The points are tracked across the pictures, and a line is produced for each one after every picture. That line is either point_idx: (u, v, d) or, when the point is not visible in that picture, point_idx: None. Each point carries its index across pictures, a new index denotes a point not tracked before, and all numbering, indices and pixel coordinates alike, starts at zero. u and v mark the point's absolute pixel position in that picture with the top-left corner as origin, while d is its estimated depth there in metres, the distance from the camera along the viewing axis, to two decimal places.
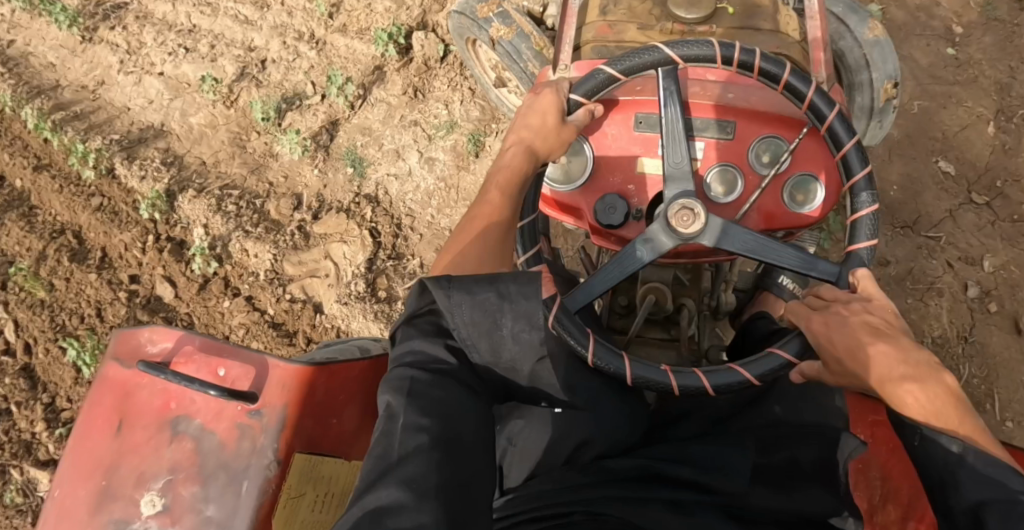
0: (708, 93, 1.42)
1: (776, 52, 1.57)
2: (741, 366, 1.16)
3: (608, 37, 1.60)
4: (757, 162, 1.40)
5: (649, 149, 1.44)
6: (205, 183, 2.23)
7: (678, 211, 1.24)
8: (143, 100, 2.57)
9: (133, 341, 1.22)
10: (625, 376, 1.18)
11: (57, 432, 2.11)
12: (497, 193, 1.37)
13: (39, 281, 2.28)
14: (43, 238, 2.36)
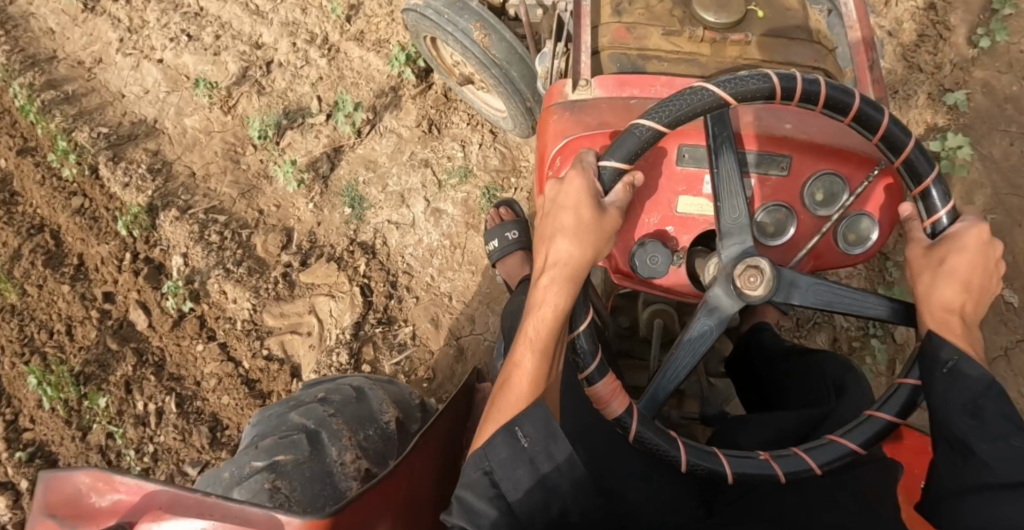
0: (761, 123, 1.24)
1: (812, 67, 1.37)
2: (842, 437, 1.09)
3: (628, 43, 1.37)
4: (811, 202, 1.24)
5: (692, 187, 1.25)
6: (190, 198, 2.06)
7: (746, 274, 1.12)
8: (138, 88, 2.37)
9: (70, 490, 1.01)
10: (726, 476, 1.10)
11: (14, 454, 1.99)
12: (530, 356, 1.09)
13: (13, 283, 2.14)
14: (21, 236, 2.21)
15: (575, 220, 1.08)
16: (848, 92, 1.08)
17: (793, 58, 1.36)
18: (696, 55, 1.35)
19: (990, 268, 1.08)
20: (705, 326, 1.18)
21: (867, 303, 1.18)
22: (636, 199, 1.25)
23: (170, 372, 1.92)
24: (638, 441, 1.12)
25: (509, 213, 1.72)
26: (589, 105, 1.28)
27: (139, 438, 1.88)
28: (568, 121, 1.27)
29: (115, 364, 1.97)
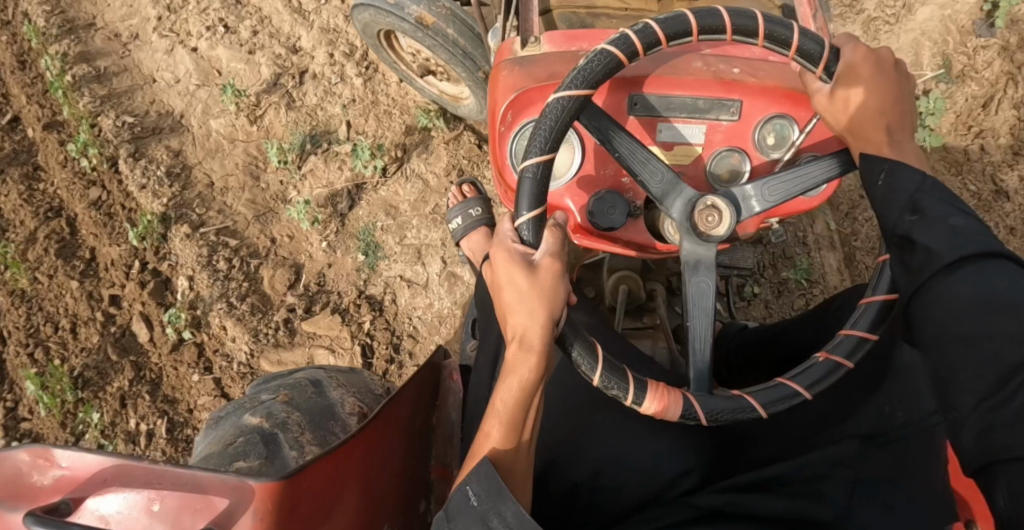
0: (711, 68, 1.22)
1: None
2: (791, 378, 1.10)
3: (578, 2, 1.49)
4: (761, 147, 1.23)
5: (644, 137, 1.23)
6: (202, 212, 1.98)
7: (704, 212, 1.12)
8: (169, 75, 2.27)
9: (5, 469, 0.95)
10: (805, 393, 1.09)
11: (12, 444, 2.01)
12: (497, 425, 1.10)
13: (28, 268, 2.12)
14: (39, 219, 2.18)
15: (526, 290, 1.05)
16: (750, 14, 1.07)
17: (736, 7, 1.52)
18: (645, 11, 1.49)
19: (895, 86, 1.10)
20: (701, 282, 1.14)
21: (825, 170, 1.15)
22: (587, 152, 1.26)
23: (165, 394, 1.90)
24: (714, 420, 1.08)
25: (472, 191, 1.59)
26: (542, 56, 1.25)
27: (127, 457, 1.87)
28: (520, 74, 1.24)
29: (112, 374, 1.95)
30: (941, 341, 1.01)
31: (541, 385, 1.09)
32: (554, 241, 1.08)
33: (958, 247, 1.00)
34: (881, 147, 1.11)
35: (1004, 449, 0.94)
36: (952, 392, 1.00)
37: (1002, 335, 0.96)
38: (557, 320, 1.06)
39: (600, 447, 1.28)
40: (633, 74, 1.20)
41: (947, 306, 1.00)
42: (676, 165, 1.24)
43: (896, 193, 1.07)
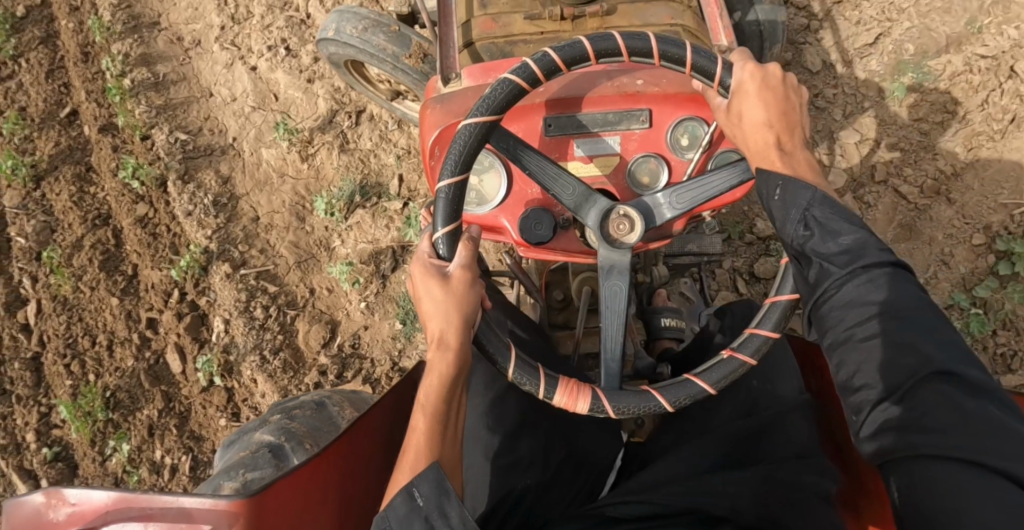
0: (615, 83, 1.33)
1: (667, 24, 1.55)
2: (698, 375, 1.20)
3: (495, 33, 1.57)
4: (675, 147, 1.33)
5: (563, 153, 1.35)
6: (244, 249, 1.95)
7: (615, 221, 1.25)
8: (226, 91, 2.25)
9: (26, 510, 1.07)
10: (708, 389, 1.19)
11: (43, 450, 2.05)
12: (423, 419, 1.16)
13: (72, 275, 2.14)
14: (86, 226, 2.19)
15: (444, 299, 1.16)
16: (643, 36, 1.17)
17: (652, 21, 1.54)
18: (559, 33, 1.54)
19: (787, 101, 1.15)
20: (614, 284, 1.27)
21: (731, 177, 1.26)
22: (512, 173, 1.38)
23: (191, 430, 1.91)
24: (620, 414, 1.20)
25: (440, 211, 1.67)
26: (460, 91, 1.37)
27: (150, 487, 1.89)
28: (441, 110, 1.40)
29: (143, 400, 1.95)
30: (843, 350, 1.00)
31: (463, 383, 1.19)
32: (467, 254, 1.20)
33: (851, 263, 1.00)
34: (775, 161, 1.14)
35: (908, 448, 0.91)
36: (852, 394, 0.99)
37: (896, 345, 0.95)
38: (472, 323, 1.18)
39: (532, 455, 1.41)
40: (547, 96, 1.32)
41: (850, 317, 0.99)
42: (596, 175, 1.36)
43: (789, 208, 1.07)
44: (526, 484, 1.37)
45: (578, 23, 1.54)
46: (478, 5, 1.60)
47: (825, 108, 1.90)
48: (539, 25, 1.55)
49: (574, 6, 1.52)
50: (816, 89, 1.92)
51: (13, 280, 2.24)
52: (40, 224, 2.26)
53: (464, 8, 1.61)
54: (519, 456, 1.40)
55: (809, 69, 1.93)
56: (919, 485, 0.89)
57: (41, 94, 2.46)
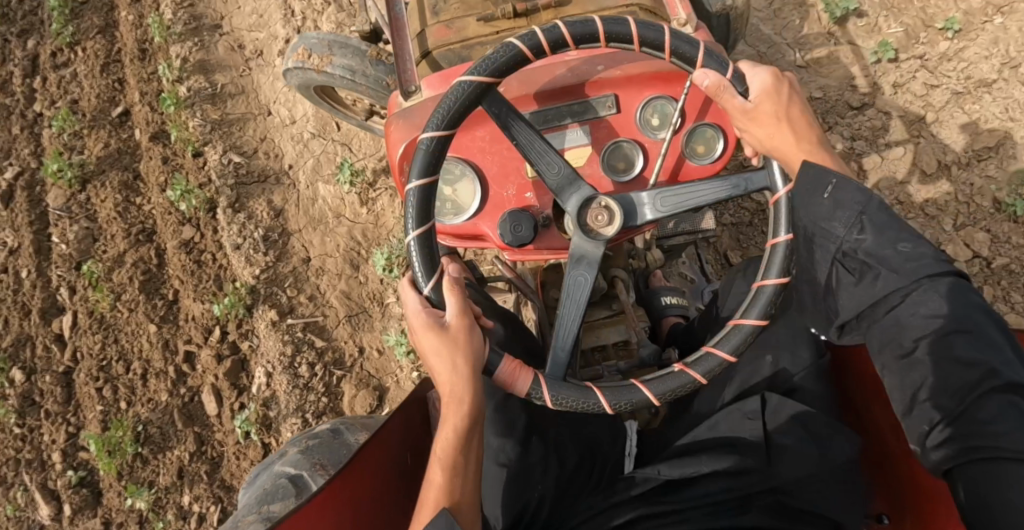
0: (575, 74, 1.29)
1: (624, 5, 1.52)
2: (689, 367, 1.11)
3: (449, 38, 1.55)
4: (647, 128, 1.29)
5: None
6: (293, 295, 1.86)
7: (593, 212, 1.16)
8: (285, 112, 2.14)
9: None
10: (699, 381, 1.11)
11: (66, 473, 1.99)
12: (439, 470, 1.07)
13: (111, 290, 2.06)
14: (129, 241, 2.09)
15: (445, 352, 1.08)
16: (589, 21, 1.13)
17: (606, 3, 1.51)
18: (514, 29, 1.53)
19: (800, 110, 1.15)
20: (578, 277, 1.16)
21: (721, 189, 1.14)
22: (484, 176, 1.33)
23: (222, 479, 1.84)
24: (557, 405, 1.11)
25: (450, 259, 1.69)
26: (421, 102, 1.37)
27: None
28: (405, 125, 1.35)
29: (174, 439, 1.88)
30: (906, 367, 1.02)
31: (478, 428, 1.11)
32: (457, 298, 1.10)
33: (912, 273, 1.00)
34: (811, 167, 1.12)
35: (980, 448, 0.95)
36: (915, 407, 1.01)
37: (955, 361, 0.98)
38: (482, 366, 1.10)
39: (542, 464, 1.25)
40: (511, 93, 1.29)
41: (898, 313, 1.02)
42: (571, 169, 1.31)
43: (839, 211, 1.04)
44: (541, 495, 1.23)
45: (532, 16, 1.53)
46: (431, 13, 1.60)
47: (935, 213, 1.75)
48: (493, 23, 1.54)
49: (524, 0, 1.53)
50: (927, 193, 1.76)
51: (51, 286, 2.20)
52: (82, 231, 2.18)
53: (418, 18, 1.61)
54: (531, 462, 1.25)
55: (922, 168, 1.77)
56: (983, 483, 0.95)
57: (94, 88, 2.41)
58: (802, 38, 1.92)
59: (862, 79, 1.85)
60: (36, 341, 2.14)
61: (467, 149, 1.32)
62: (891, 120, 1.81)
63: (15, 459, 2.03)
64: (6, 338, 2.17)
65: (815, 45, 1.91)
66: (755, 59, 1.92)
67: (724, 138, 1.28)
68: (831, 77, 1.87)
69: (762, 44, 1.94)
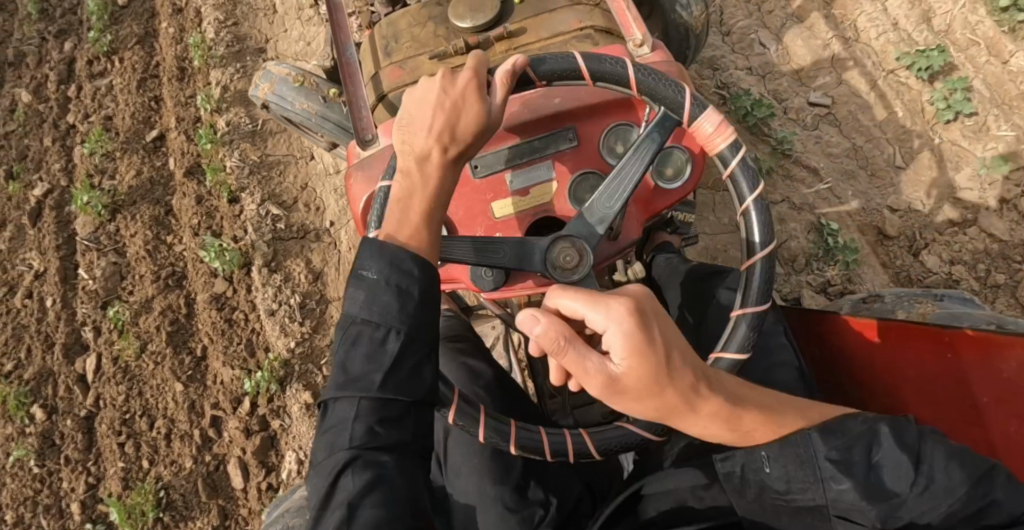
0: (532, 109, 1.27)
1: (578, 27, 1.47)
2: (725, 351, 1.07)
3: (402, 79, 1.49)
4: (611, 156, 1.26)
5: (498, 192, 1.27)
6: (329, 374, 1.79)
7: (561, 252, 1.11)
8: (330, 158, 2.01)
9: None
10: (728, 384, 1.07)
11: (85, 525, 1.94)
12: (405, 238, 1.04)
13: (136, 337, 1.96)
14: (158, 286, 1.99)
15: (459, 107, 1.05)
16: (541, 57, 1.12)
17: (561, 30, 1.48)
18: (471, 63, 1.46)
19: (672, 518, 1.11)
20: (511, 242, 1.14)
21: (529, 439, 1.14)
22: (452, 222, 1.28)
23: None
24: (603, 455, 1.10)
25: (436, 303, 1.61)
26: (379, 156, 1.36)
27: None
28: (363, 179, 1.35)
29: (197, 510, 1.80)
30: None
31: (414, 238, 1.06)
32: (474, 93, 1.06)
33: None
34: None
35: None
36: None
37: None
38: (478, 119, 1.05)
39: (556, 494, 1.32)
40: None
41: (900, 468, 0.90)
42: (536, 206, 1.26)
43: None
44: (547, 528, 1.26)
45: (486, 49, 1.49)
46: (382, 55, 1.55)
47: None
48: (446, 59, 1.48)
49: (476, 33, 1.48)
50: None
51: (74, 318, 2.12)
52: (109, 266, 2.07)
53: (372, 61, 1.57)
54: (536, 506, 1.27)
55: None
56: None
57: (129, 106, 2.31)
58: (902, 134, 1.75)
59: (966, 191, 1.68)
60: (58, 380, 2.07)
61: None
62: (993, 244, 1.64)
63: (32, 501, 1.97)
64: (30, 370, 2.11)
65: (915, 144, 1.74)
66: (851, 155, 1.74)
67: (689, 157, 1.24)
68: (932, 185, 1.70)
69: (857, 136, 1.76)
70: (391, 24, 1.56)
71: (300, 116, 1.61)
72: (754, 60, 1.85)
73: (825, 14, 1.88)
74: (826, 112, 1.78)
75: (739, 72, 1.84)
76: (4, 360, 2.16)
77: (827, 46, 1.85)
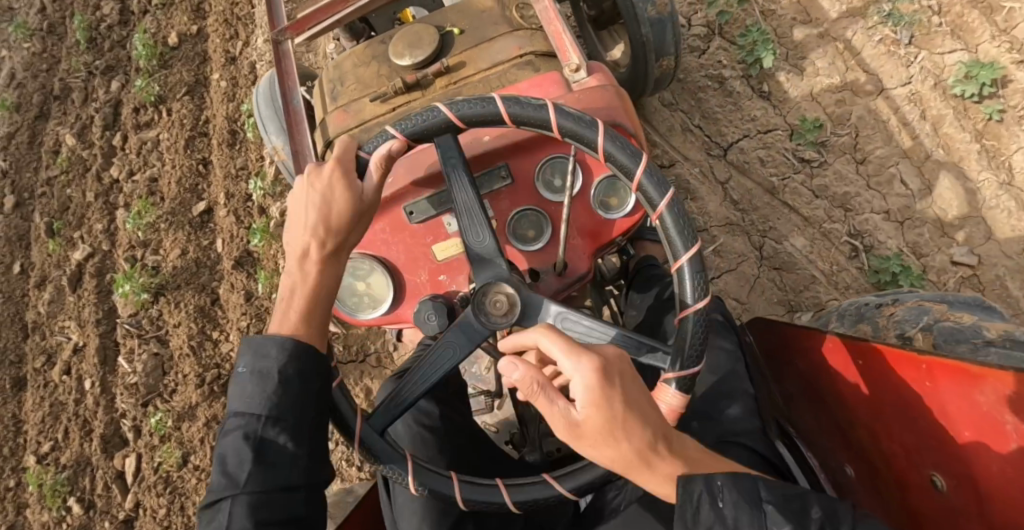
0: (461, 152, 1.18)
1: (520, 54, 1.34)
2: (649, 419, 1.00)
3: (347, 124, 1.38)
4: (546, 189, 1.17)
5: (438, 235, 1.20)
6: None
7: (493, 299, 1.04)
8: None
9: None
10: None
11: None
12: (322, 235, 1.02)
13: (179, 446, 1.84)
14: (202, 393, 1.85)
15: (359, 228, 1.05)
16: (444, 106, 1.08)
17: (498, 60, 1.34)
18: (413, 103, 1.35)
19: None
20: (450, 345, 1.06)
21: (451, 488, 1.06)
22: (395, 266, 1.20)
23: None
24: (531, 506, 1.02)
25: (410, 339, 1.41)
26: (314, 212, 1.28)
27: None
28: None
29: None
30: None
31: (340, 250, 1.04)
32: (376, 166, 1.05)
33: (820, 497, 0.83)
34: None
35: None
36: None
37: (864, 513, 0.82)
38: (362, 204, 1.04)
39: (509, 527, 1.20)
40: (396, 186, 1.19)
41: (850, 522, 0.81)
42: None
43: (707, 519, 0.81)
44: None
45: (429, 85, 1.35)
46: (329, 98, 1.43)
47: None
48: (389, 100, 1.36)
49: (415, 72, 1.35)
50: None
51: (114, 407, 2.00)
52: (150, 359, 1.93)
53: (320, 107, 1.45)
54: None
55: None
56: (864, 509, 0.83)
57: (176, 169, 2.15)
58: None
59: None
60: (96, 473, 1.96)
61: (371, 244, 1.20)
62: None
63: None
64: (67, 455, 2.00)
65: None
66: None
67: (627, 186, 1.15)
68: None
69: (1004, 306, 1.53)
70: (337, 65, 1.45)
71: (255, 104, 1.65)
72: (894, 201, 1.61)
73: (978, 149, 1.62)
74: (970, 274, 1.55)
75: (875, 216, 1.61)
76: (41, 439, 2.05)
77: (980, 190, 1.59)
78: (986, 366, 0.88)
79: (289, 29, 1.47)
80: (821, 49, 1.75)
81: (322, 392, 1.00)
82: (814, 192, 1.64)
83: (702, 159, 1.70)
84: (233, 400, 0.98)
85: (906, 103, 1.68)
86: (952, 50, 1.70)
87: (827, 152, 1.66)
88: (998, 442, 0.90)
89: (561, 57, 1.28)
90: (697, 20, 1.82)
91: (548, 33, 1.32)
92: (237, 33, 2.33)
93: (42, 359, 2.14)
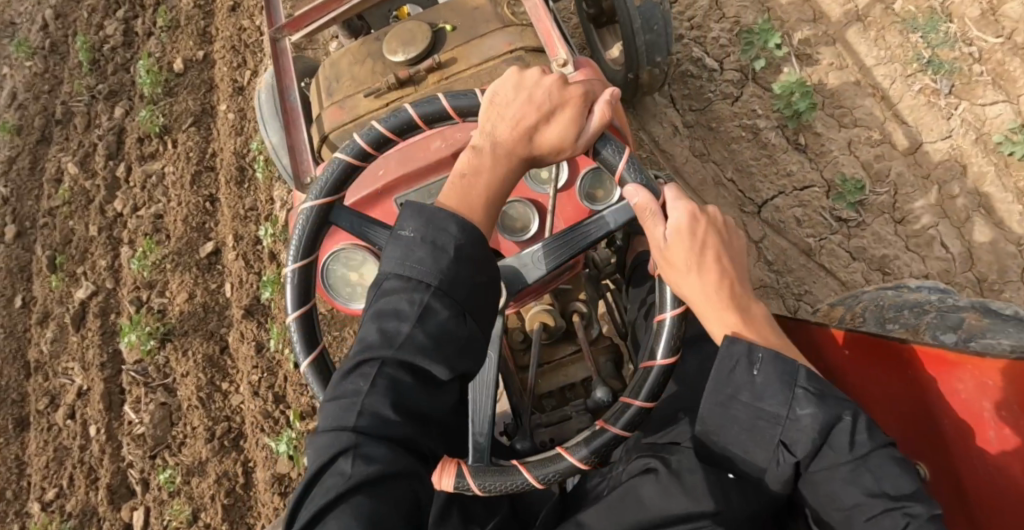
0: (451, 144, 1.15)
1: (512, 46, 1.28)
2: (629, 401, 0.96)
3: (343, 120, 1.31)
4: (534, 182, 1.14)
5: None
6: None
7: None
8: None
9: None
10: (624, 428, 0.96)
11: None
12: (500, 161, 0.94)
13: (188, 501, 1.78)
14: (212, 448, 1.80)
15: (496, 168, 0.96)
16: (469, 94, 1.02)
17: (490, 55, 1.27)
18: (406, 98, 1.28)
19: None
20: None
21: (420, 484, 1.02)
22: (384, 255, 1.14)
23: None
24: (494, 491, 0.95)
25: None
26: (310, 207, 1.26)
27: None
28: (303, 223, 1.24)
29: None
30: None
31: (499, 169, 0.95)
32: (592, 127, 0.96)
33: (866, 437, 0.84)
34: None
35: None
36: None
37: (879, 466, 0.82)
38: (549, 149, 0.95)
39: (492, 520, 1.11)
40: (388, 179, 1.15)
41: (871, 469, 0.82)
42: None
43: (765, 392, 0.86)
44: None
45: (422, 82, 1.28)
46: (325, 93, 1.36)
47: None
48: (384, 95, 1.29)
49: (408, 68, 1.29)
50: None
51: (121, 455, 1.95)
52: (158, 408, 1.87)
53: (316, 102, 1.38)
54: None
55: None
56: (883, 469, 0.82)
57: (182, 205, 2.08)
58: None
59: None
60: (103, 524, 1.90)
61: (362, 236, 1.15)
62: None
63: None
64: (72, 504, 1.94)
65: None
66: None
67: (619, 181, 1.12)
68: None
69: None
70: (333, 63, 1.38)
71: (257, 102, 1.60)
72: (933, 265, 1.55)
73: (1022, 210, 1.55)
74: None
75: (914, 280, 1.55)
76: (45, 486, 1.99)
77: None
78: (964, 353, 0.91)
79: (287, 26, 1.41)
80: (856, 98, 1.68)
81: (488, 285, 0.89)
82: (852, 253, 1.58)
83: (735, 216, 1.66)
84: (393, 260, 0.88)
85: (946, 159, 1.61)
86: (994, 102, 1.62)
87: (865, 211, 1.60)
88: (977, 433, 0.90)
89: (549, 50, 1.23)
90: (729, 64, 1.76)
91: (538, 29, 1.26)
92: (245, 61, 2.26)
93: (44, 401, 2.07)
